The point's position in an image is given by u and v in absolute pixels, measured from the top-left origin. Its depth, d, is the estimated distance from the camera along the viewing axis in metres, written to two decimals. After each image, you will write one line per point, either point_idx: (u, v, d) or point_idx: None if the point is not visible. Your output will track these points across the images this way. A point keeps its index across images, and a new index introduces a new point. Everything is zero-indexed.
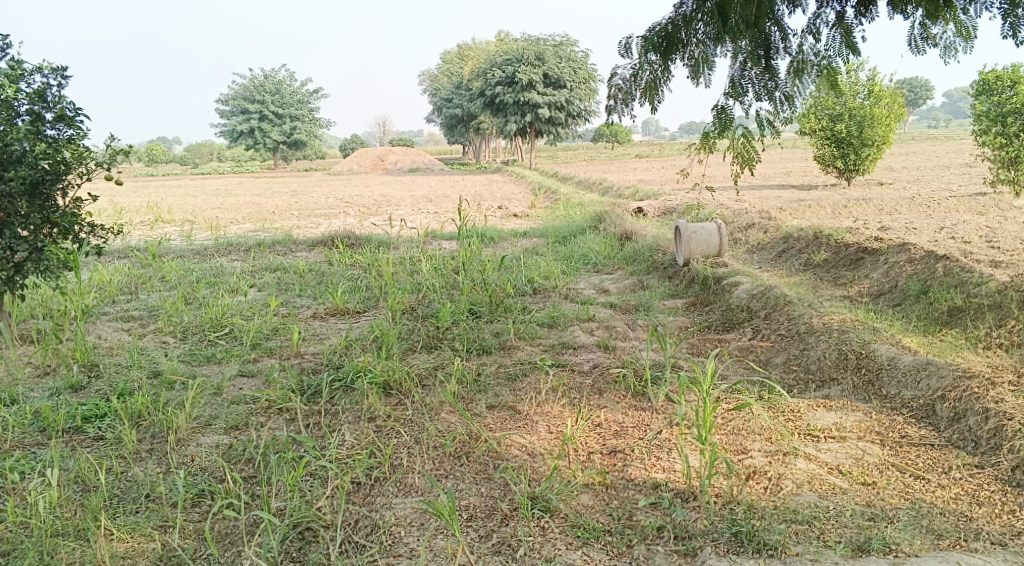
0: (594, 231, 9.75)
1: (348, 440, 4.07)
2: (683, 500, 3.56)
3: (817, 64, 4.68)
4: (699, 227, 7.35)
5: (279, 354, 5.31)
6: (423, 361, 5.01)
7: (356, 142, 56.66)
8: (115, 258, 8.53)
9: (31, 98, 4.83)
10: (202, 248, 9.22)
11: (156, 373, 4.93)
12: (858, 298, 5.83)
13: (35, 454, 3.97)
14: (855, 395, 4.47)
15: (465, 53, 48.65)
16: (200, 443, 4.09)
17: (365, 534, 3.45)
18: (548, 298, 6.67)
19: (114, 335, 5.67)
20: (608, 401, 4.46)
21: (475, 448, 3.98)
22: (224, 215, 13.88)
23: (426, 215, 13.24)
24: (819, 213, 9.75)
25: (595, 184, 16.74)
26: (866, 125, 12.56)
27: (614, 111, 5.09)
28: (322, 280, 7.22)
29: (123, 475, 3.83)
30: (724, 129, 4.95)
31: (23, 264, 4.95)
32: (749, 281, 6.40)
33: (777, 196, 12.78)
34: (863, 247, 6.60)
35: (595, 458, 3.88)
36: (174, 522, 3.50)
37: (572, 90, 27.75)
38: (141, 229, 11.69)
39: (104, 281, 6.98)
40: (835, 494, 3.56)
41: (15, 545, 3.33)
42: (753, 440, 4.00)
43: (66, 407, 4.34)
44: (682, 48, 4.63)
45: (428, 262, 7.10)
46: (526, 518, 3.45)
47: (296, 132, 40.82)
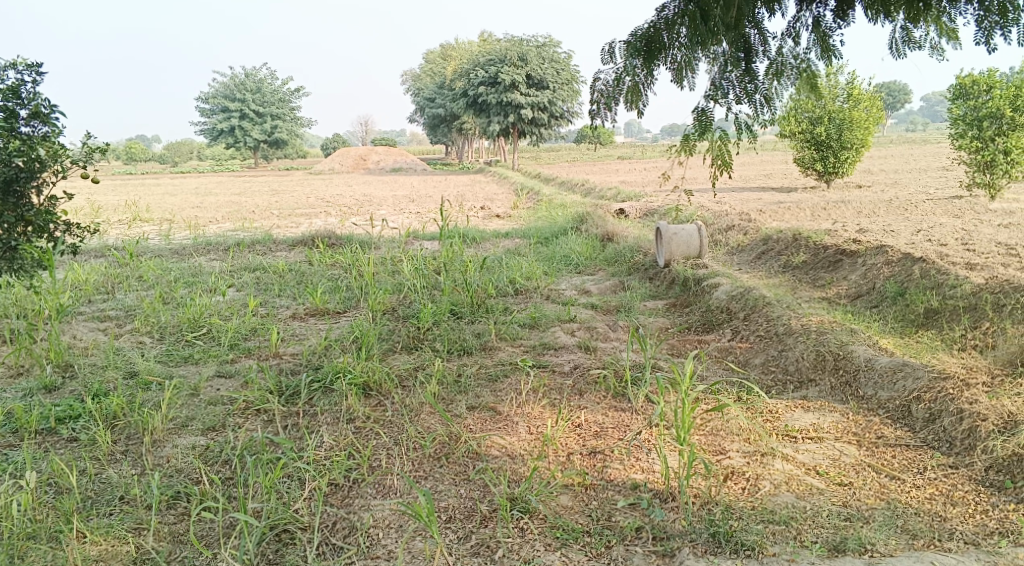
0: (576, 232, 9.76)
1: (326, 441, 4.04)
2: (661, 501, 3.57)
3: (796, 68, 4.74)
4: (679, 229, 7.38)
5: (257, 355, 5.27)
6: (403, 362, 4.99)
7: (337, 142, 56.43)
8: (91, 257, 8.43)
9: (4, 94, 4.75)
10: (181, 247, 9.14)
11: (132, 373, 4.88)
12: (836, 300, 5.87)
13: (7, 456, 3.91)
14: (832, 396, 4.50)
15: (447, 53, 48.51)
16: (176, 445, 4.05)
17: (343, 535, 3.42)
18: (530, 299, 6.67)
19: (89, 336, 5.59)
20: (589, 402, 4.46)
21: (454, 449, 3.97)
22: (204, 214, 13.76)
23: (407, 215, 13.21)
24: (799, 215, 9.82)
25: (576, 185, 16.77)
26: (846, 128, 12.68)
27: (597, 115, 5.08)
28: (302, 280, 7.18)
29: (97, 476, 3.78)
30: (704, 132, 4.99)
31: None
32: (729, 283, 6.43)
33: (757, 198, 12.87)
34: (842, 249, 6.66)
35: (574, 459, 3.88)
36: (148, 525, 3.45)
37: (554, 91, 27.79)
38: (118, 228, 11.56)
39: (79, 281, 6.90)
40: (812, 494, 3.59)
41: None
42: (731, 440, 4.02)
43: (39, 408, 4.28)
44: (664, 53, 4.65)
45: (409, 263, 7.08)
46: (505, 520, 3.44)
47: (277, 131, 40.58)
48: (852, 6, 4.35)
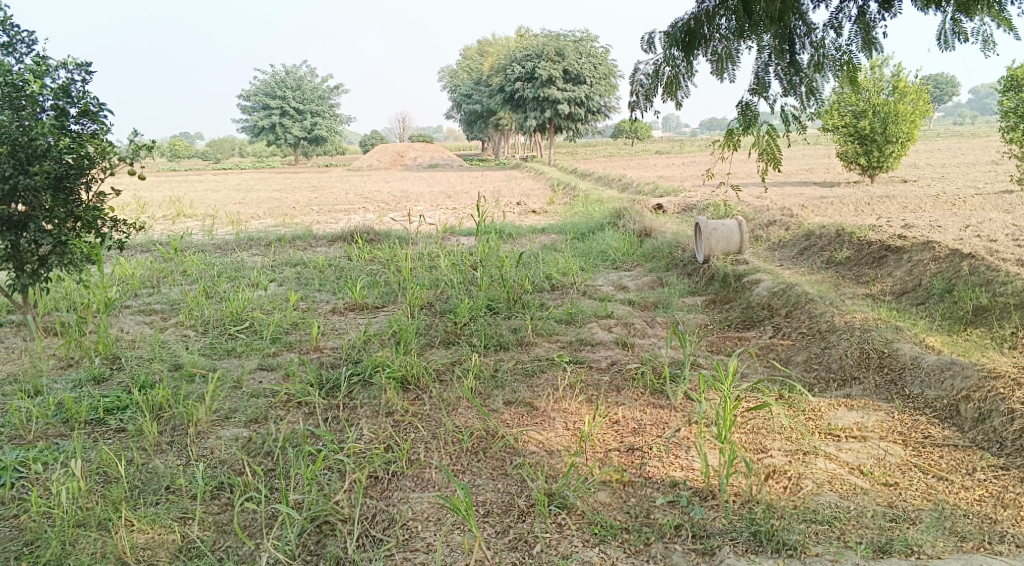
0: (614, 228, 9.71)
1: (365, 434, 4.08)
2: (701, 499, 3.53)
3: (839, 59, 4.59)
4: (719, 224, 7.28)
5: (298, 348, 5.34)
6: (441, 357, 5.02)
7: (375, 138, 56.89)
8: (137, 252, 8.62)
9: (55, 93, 4.88)
10: (224, 242, 9.30)
11: (176, 366, 4.97)
12: (881, 297, 5.76)
13: (58, 445, 4.01)
14: (877, 394, 4.41)
15: (484, 49, 48.50)
16: (219, 436, 4.12)
17: (382, 528, 3.45)
18: (566, 295, 6.66)
19: (135, 329, 5.71)
20: (627, 398, 4.44)
21: (492, 444, 3.98)
22: (246, 210, 14.00)
23: (444, 211, 13.27)
24: (841, 210, 9.65)
25: (613, 180, 16.68)
26: (890, 121, 12.40)
27: (636, 108, 5.06)
28: (341, 275, 7.25)
29: (144, 466, 3.86)
30: (749, 126, 4.93)
31: (47, 257, 5.06)
32: (770, 279, 6.35)
33: (798, 193, 12.67)
34: (887, 245, 6.52)
35: (612, 456, 3.86)
36: (193, 514, 3.52)
37: (591, 86, 27.65)
38: (163, 223, 11.80)
39: (126, 275, 7.05)
40: (856, 494, 3.52)
41: (38, 535, 3.38)
42: (773, 439, 3.96)
43: (88, 399, 4.38)
44: (705, 43, 4.64)
45: (446, 258, 7.11)
46: (543, 515, 3.44)
47: (316, 127, 41.04)
48: None
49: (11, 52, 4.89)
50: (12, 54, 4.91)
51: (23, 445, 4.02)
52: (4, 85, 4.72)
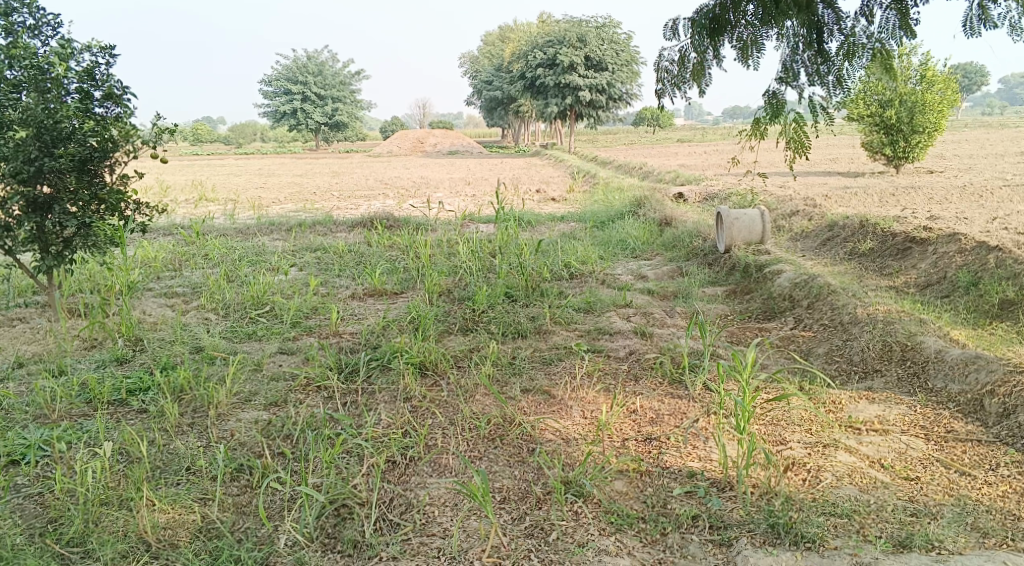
0: (633, 217, 9.65)
1: (384, 419, 4.09)
2: (719, 490, 3.52)
3: (870, 47, 4.52)
4: (741, 214, 7.22)
5: (318, 333, 5.37)
6: (459, 344, 5.03)
7: (396, 124, 56.91)
8: (160, 235, 8.70)
9: (80, 77, 4.92)
10: (245, 226, 9.36)
11: (198, 349, 5.01)
12: (905, 289, 5.69)
13: (82, 425, 4.06)
14: (899, 387, 4.36)
15: (506, 35, 48.29)
16: (239, 419, 4.16)
17: (399, 512, 3.47)
18: (585, 283, 6.64)
19: (157, 311, 5.76)
20: (644, 388, 4.42)
21: (509, 430, 3.99)
22: (267, 194, 14.07)
23: (463, 198, 13.25)
24: (866, 201, 9.54)
25: (634, 169, 16.58)
26: (917, 111, 12.25)
27: (662, 95, 5.01)
28: (361, 261, 7.26)
29: (165, 447, 3.90)
30: (776, 115, 4.90)
31: (72, 240, 5.14)
32: (792, 270, 6.29)
33: (821, 183, 12.54)
34: (911, 237, 6.44)
35: (630, 445, 3.85)
36: (213, 496, 3.55)
37: (613, 73, 27.44)
38: (185, 207, 11.89)
39: (149, 258, 7.12)
40: (876, 488, 3.49)
41: (61, 513, 3.43)
42: (793, 431, 3.94)
43: (112, 380, 4.44)
44: (730, 30, 4.57)
45: (465, 245, 7.11)
46: (559, 503, 3.44)
47: (337, 113, 41.14)
48: None
49: (36, 35, 4.93)
50: (37, 37, 4.94)
51: (47, 424, 4.08)
52: (29, 68, 4.74)
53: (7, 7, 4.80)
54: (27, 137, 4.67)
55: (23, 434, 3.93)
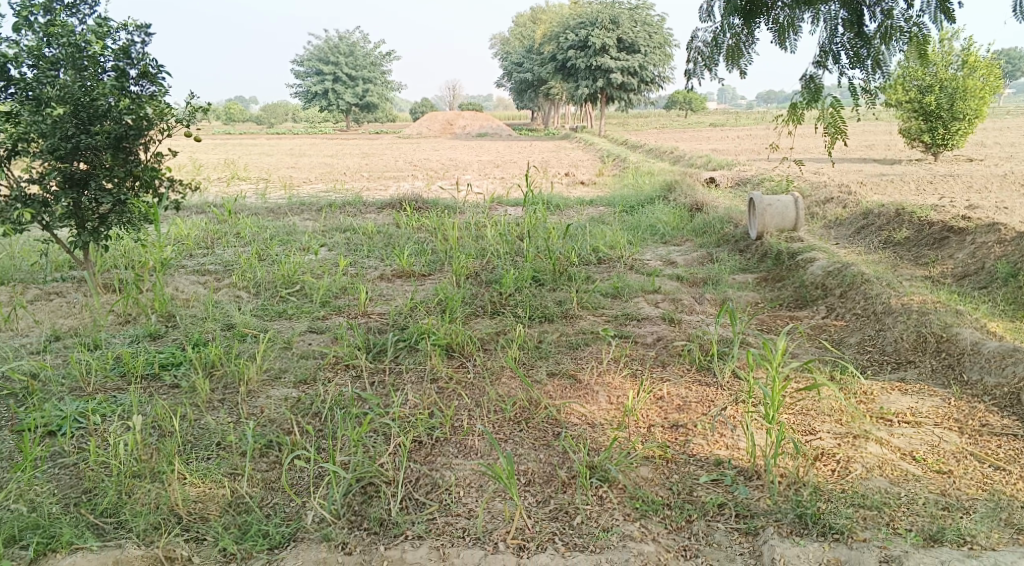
0: (663, 202, 9.57)
1: (410, 399, 4.11)
2: (746, 478, 3.50)
3: (908, 31, 4.37)
4: (774, 200, 7.13)
5: (346, 313, 5.40)
6: (486, 326, 5.03)
7: (426, 105, 56.92)
8: (192, 213, 8.81)
9: (116, 55, 4.97)
10: (276, 206, 9.43)
11: (229, 326, 5.07)
12: (940, 280, 5.59)
13: (116, 398, 4.13)
14: (933, 379, 4.29)
15: (538, 17, 47.95)
16: (269, 396, 4.21)
17: (425, 492, 3.49)
18: (613, 268, 6.60)
19: (190, 288, 5.84)
20: (672, 375, 4.40)
21: (535, 414, 3.99)
22: (297, 174, 14.17)
23: (492, 180, 13.25)
24: (902, 189, 9.36)
25: (665, 153, 16.43)
26: (958, 97, 11.96)
27: (693, 76, 4.94)
28: (390, 242, 7.29)
29: (196, 422, 3.95)
30: (813, 99, 4.83)
31: (107, 216, 5.21)
32: (825, 258, 6.20)
33: (856, 170, 12.33)
34: (949, 226, 6.31)
35: (656, 432, 3.83)
36: (243, 471, 3.59)
37: (646, 55, 27.14)
38: (217, 186, 12.01)
39: (181, 236, 7.21)
40: (907, 481, 3.44)
41: (95, 484, 3.49)
42: (822, 421, 3.89)
43: (145, 355, 4.51)
44: (766, 12, 4.49)
45: (494, 228, 7.11)
46: (584, 487, 3.44)
47: (368, 94, 41.24)
48: None
49: (74, 13, 4.98)
50: (75, 15, 4.99)
51: (82, 397, 4.16)
52: (67, 45, 4.79)
53: None
54: (65, 114, 4.74)
55: (59, 405, 4.01)
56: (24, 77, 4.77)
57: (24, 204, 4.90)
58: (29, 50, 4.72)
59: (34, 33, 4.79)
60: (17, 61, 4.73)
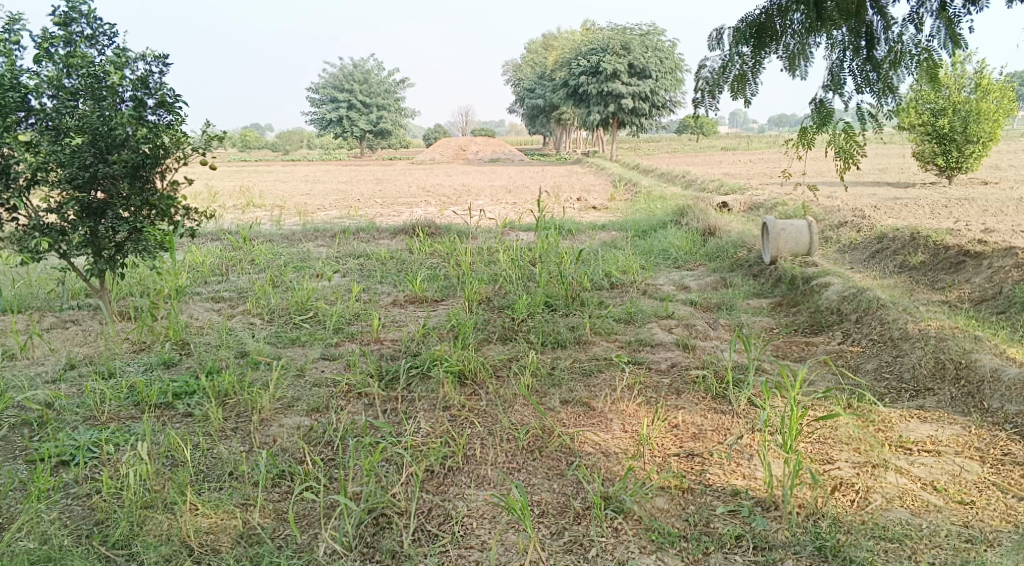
0: (676, 226, 9.55)
1: (423, 428, 4.09)
2: (764, 509, 3.44)
3: (917, 56, 4.49)
4: (788, 224, 7.11)
5: (360, 339, 5.41)
6: (498, 353, 5.02)
7: (439, 131, 57.39)
8: (208, 240, 8.88)
9: (134, 85, 5.05)
10: (291, 232, 9.48)
11: (243, 353, 5.08)
12: (958, 305, 5.53)
13: (130, 427, 4.13)
14: (953, 407, 4.22)
15: (549, 43, 48.36)
16: (282, 424, 4.20)
17: (438, 523, 3.46)
18: (626, 293, 6.58)
19: (204, 316, 5.85)
20: (687, 402, 4.35)
21: (548, 442, 3.96)
22: (312, 201, 14.25)
23: (504, 206, 13.28)
24: (917, 212, 9.31)
25: (677, 177, 16.44)
26: (972, 120, 11.93)
27: (701, 105, 4.92)
28: (403, 268, 7.31)
29: (209, 451, 3.94)
30: (823, 123, 4.79)
31: (124, 244, 5.26)
32: (841, 283, 6.16)
33: (870, 193, 12.27)
34: (965, 250, 6.27)
35: (672, 461, 3.79)
36: (255, 501, 3.57)
37: (656, 80, 27.26)
38: (233, 213, 12.11)
39: (197, 263, 7.26)
40: (928, 512, 3.38)
41: (108, 515, 3.48)
42: (840, 450, 3.84)
43: (159, 383, 4.51)
44: (776, 39, 4.53)
45: (505, 254, 7.13)
46: (599, 519, 3.39)
47: (382, 121, 41.62)
48: None
49: (93, 44, 5.06)
50: (94, 46, 5.07)
51: (97, 426, 4.16)
52: (86, 76, 4.87)
53: (66, 16, 4.93)
54: (83, 144, 4.81)
55: (73, 434, 4.02)
56: (44, 107, 4.84)
57: (41, 233, 4.96)
58: (49, 80, 4.79)
59: (55, 64, 4.87)
60: (38, 92, 4.79)
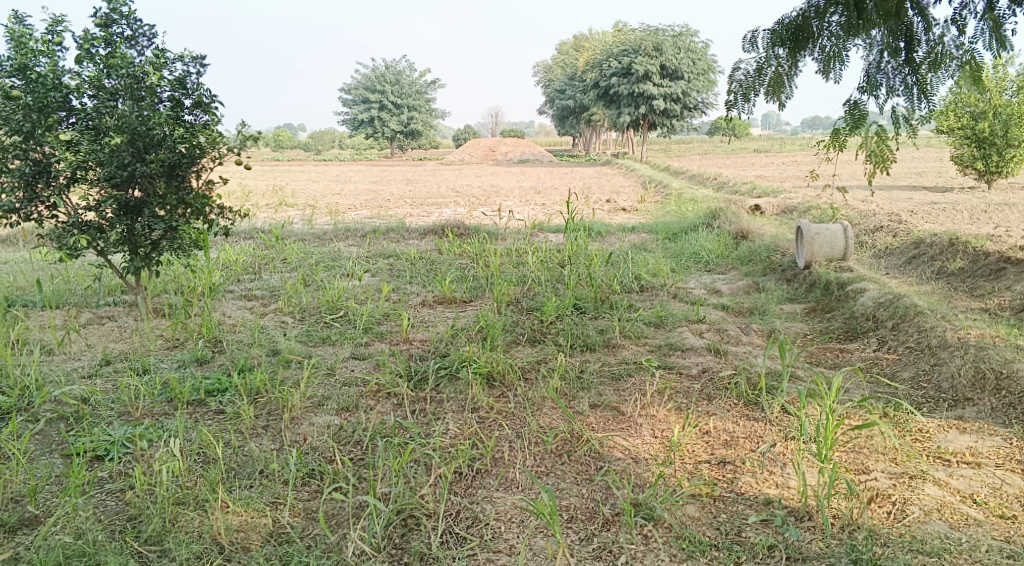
0: (707, 229, 9.46)
1: (451, 429, 4.09)
2: (797, 519, 3.38)
3: (958, 58, 4.39)
4: (823, 228, 7.00)
5: (389, 339, 5.42)
6: (527, 355, 5.00)
7: (469, 132, 57.51)
8: (241, 239, 8.98)
9: (172, 85, 5.11)
10: (322, 231, 9.55)
11: (274, 351, 5.12)
12: (998, 313, 5.40)
13: (163, 423, 4.18)
14: (993, 418, 4.12)
15: (580, 44, 48.20)
16: (312, 423, 4.21)
17: (466, 526, 3.45)
18: (656, 296, 6.53)
19: (236, 314, 5.91)
20: (718, 408, 4.30)
21: (577, 446, 3.93)
22: (344, 201, 14.34)
23: (533, 207, 13.26)
24: (955, 217, 9.12)
25: (709, 179, 16.31)
26: (1013, 123, 11.58)
27: (733, 107, 4.85)
28: (432, 268, 7.32)
29: (240, 449, 3.97)
30: (856, 127, 4.71)
31: (159, 242, 5.34)
32: (876, 289, 6.05)
33: (907, 198, 12.06)
34: (1006, 257, 6.13)
35: (703, 468, 3.74)
36: (285, 500, 3.59)
37: (689, 82, 27.06)
38: (265, 212, 12.24)
39: (230, 261, 7.34)
40: (968, 526, 3.30)
41: (141, 510, 3.52)
42: (876, 460, 3.76)
43: (192, 381, 4.56)
44: (813, 41, 4.48)
45: (535, 256, 7.11)
46: (629, 526, 3.36)
47: (413, 122, 41.82)
48: None
49: (133, 45, 5.13)
50: (134, 47, 5.13)
51: (131, 421, 4.22)
52: (126, 76, 4.93)
53: (108, 18, 5.01)
54: (122, 143, 4.87)
55: (108, 430, 4.08)
56: (85, 107, 4.92)
57: (80, 230, 5.05)
58: (90, 81, 4.87)
59: (95, 64, 4.95)
60: (79, 92, 4.88)
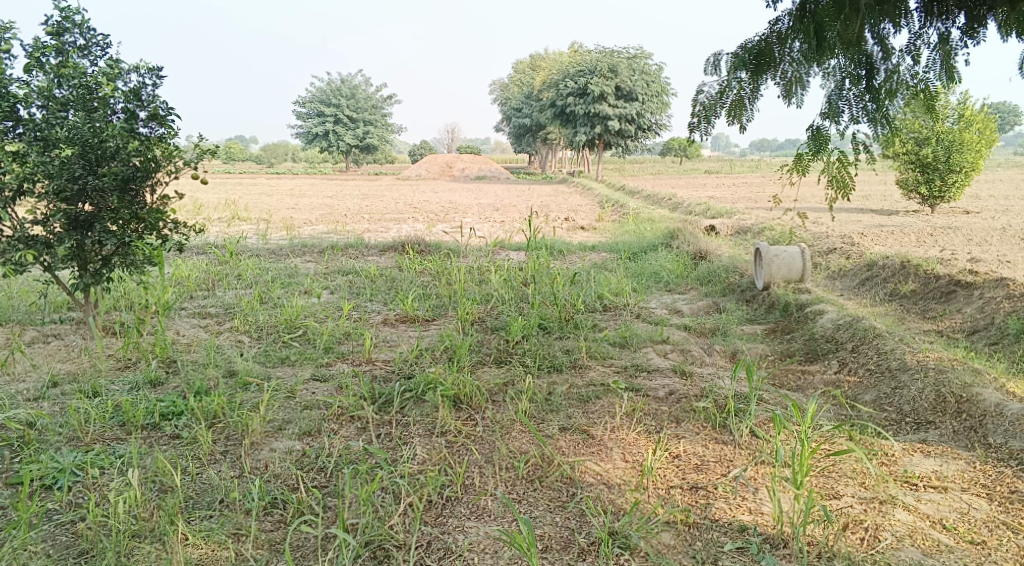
0: (666, 249, 9.52)
1: (419, 455, 4.00)
2: (772, 547, 3.37)
3: (914, 86, 4.49)
4: (781, 250, 7.09)
5: (351, 360, 5.29)
6: (493, 376, 4.92)
7: (425, 148, 57.40)
8: (194, 254, 8.73)
9: (127, 97, 4.95)
10: (278, 247, 9.35)
11: (231, 372, 4.95)
12: (952, 335, 5.52)
13: (115, 449, 4.00)
14: (955, 441, 4.18)
15: (536, 64, 48.63)
16: (273, 449, 4.07)
17: (438, 557, 3.36)
18: (619, 316, 6.51)
19: (191, 332, 5.72)
20: (686, 432, 4.28)
21: (548, 472, 3.87)
22: (299, 215, 14.10)
23: (491, 224, 13.21)
24: (903, 240, 9.37)
25: (664, 200, 16.49)
26: (954, 149, 12.06)
27: (696, 129, 4.82)
28: (393, 286, 7.21)
29: (198, 477, 3.82)
30: (819, 151, 4.78)
31: (110, 258, 5.16)
32: (835, 311, 6.14)
33: (856, 220, 12.35)
34: (957, 280, 6.28)
35: (676, 494, 3.71)
36: (247, 531, 3.46)
37: (643, 103, 27.43)
38: (218, 226, 11.94)
39: (182, 277, 7.11)
40: (940, 552, 3.33)
41: (93, 544, 3.35)
42: (846, 485, 3.78)
43: (145, 404, 4.37)
44: (774, 67, 4.49)
45: (497, 274, 7.05)
46: (605, 556, 3.31)
47: (368, 136, 41.54)
48: (981, 26, 4.29)
49: (86, 55, 4.96)
50: (86, 57, 4.97)
51: (80, 447, 4.02)
52: (78, 87, 4.79)
53: (59, 27, 4.83)
54: (72, 155, 4.69)
55: (56, 457, 3.87)
56: (33, 117, 4.73)
57: (26, 245, 4.83)
58: (39, 91, 4.69)
59: (45, 74, 4.78)
60: (27, 102, 4.69)
